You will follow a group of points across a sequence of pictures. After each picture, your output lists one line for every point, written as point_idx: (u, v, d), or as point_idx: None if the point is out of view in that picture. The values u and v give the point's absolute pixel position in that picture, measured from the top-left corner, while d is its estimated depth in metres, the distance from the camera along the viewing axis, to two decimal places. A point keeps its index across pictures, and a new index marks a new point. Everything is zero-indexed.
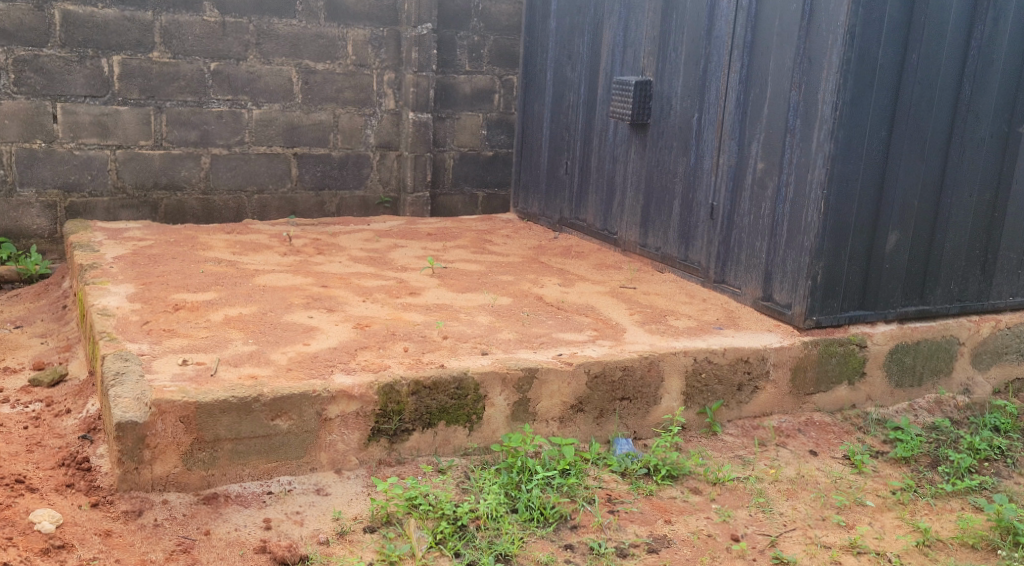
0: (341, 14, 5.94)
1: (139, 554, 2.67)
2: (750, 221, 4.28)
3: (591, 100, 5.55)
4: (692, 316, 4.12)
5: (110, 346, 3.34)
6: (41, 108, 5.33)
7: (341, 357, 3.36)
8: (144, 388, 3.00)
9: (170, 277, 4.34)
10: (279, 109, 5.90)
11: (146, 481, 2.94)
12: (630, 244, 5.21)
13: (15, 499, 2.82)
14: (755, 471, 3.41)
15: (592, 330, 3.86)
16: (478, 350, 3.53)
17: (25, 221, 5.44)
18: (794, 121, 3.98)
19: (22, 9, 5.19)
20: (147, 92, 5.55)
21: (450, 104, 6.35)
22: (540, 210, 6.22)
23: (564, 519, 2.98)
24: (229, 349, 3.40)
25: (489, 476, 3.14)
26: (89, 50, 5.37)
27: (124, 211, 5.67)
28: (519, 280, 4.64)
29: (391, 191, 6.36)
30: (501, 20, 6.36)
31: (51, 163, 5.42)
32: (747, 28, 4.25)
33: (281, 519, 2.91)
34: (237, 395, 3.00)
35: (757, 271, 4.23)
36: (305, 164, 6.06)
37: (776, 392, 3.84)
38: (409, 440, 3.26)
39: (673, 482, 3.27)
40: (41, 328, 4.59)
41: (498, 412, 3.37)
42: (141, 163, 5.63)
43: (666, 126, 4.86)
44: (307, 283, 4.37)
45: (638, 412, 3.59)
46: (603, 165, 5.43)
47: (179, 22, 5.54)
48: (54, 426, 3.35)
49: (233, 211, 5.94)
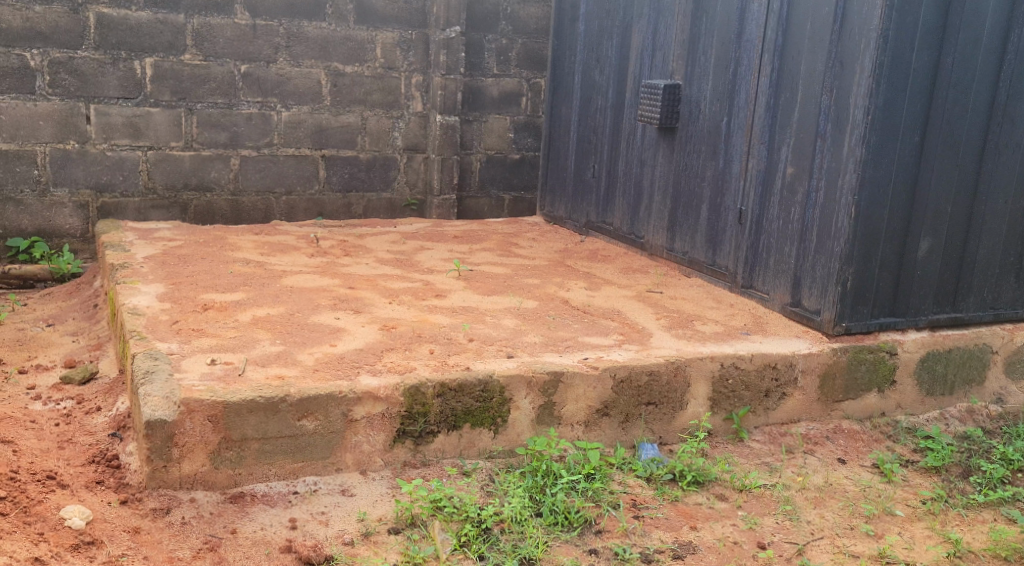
0: (370, 17, 5.97)
1: (166, 552, 2.70)
2: (779, 226, 4.25)
3: (619, 103, 5.54)
4: (719, 321, 4.09)
5: (140, 345, 3.38)
6: (75, 109, 5.40)
7: (367, 359, 3.38)
8: (173, 387, 3.02)
9: (200, 277, 4.38)
10: (308, 111, 5.94)
11: (174, 479, 2.97)
12: (657, 249, 5.19)
13: (46, 495, 2.84)
14: (782, 478, 3.38)
15: (619, 334, 3.84)
16: (503, 353, 3.53)
17: (57, 220, 5.50)
18: (825, 125, 3.95)
19: (58, 12, 5.26)
20: (178, 94, 5.61)
21: (478, 107, 6.37)
22: (567, 214, 6.21)
23: (588, 523, 2.97)
24: (257, 349, 3.42)
25: (514, 479, 3.14)
26: (122, 53, 5.43)
27: (154, 212, 5.72)
28: (545, 283, 4.64)
29: (418, 193, 6.38)
30: (530, 23, 6.37)
31: (84, 163, 5.49)
32: (777, 31, 4.22)
33: (307, 519, 2.92)
34: (265, 395, 3.02)
35: (786, 277, 4.20)
36: (333, 166, 6.10)
37: (804, 398, 3.81)
38: (434, 442, 3.27)
39: (698, 489, 3.25)
40: (72, 326, 4.65)
41: (523, 415, 3.36)
42: (172, 164, 5.69)
43: (695, 130, 4.84)
44: (334, 284, 4.40)
45: (664, 417, 3.57)
46: (630, 168, 5.42)
47: (210, 25, 5.60)
48: (85, 424, 3.39)
49: (262, 212, 5.98)
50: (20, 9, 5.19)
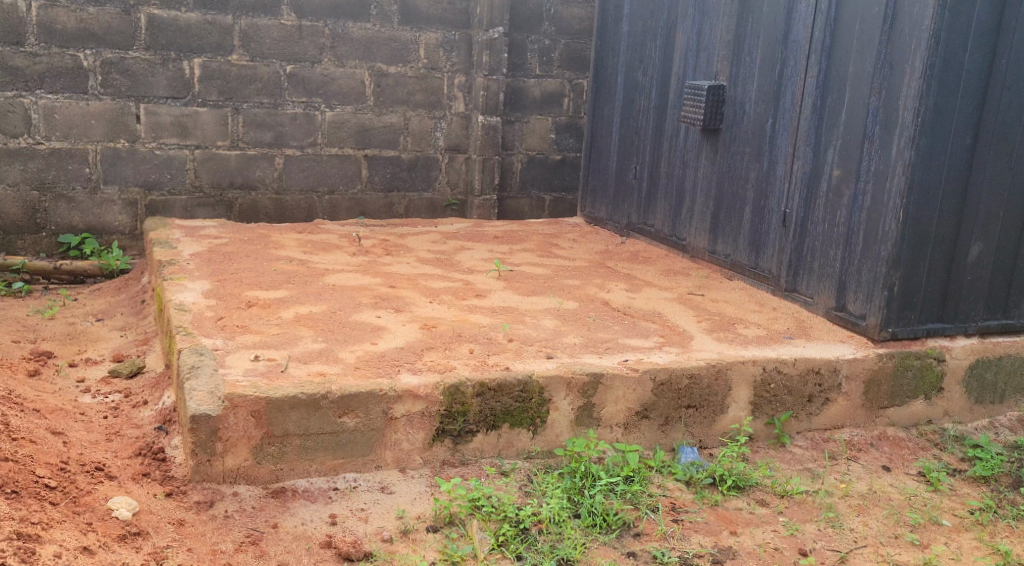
0: (414, 18, 6.01)
1: (209, 544, 2.73)
2: (824, 229, 4.20)
3: (662, 103, 5.51)
4: (761, 325, 4.06)
5: (186, 341, 3.43)
6: (126, 108, 5.50)
7: (408, 357, 3.40)
8: (217, 382, 3.07)
9: (244, 274, 4.44)
10: (352, 111, 5.99)
11: (218, 473, 3.01)
12: (699, 251, 5.16)
13: (95, 486, 2.89)
14: (825, 485, 3.34)
15: (659, 336, 3.82)
16: (543, 354, 3.54)
17: (107, 217, 5.61)
18: (873, 127, 3.89)
19: (110, 13, 5.36)
20: (225, 94, 5.69)
21: (520, 108, 6.38)
22: (608, 215, 6.20)
23: (627, 526, 2.97)
24: (300, 346, 3.46)
25: (553, 480, 3.14)
26: (171, 53, 5.53)
27: (201, 210, 5.81)
28: (585, 284, 4.64)
29: (459, 193, 6.40)
30: (573, 23, 6.36)
31: (134, 162, 5.59)
32: (825, 32, 4.17)
33: (347, 515, 2.95)
34: (307, 392, 3.05)
35: (831, 280, 4.15)
36: (376, 165, 6.14)
37: (848, 404, 3.76)
38: (473, 441, 3.28)
39: (739, 493, 3.22)
40: (121, 321, 4.74)
41: (562, 416, 3.36)
42: (218, 163, 5.77)
43: (739, 132, 4.80)
44: (375, 283, 4.43)
45: (704, 421, 3.55)
46: (673, 170, 5.39)
47: (257, 25, 5.67)
48: (132, 417, 3.45)
49: (305, 211, 6.05)
50: (75, 10, 5.30)
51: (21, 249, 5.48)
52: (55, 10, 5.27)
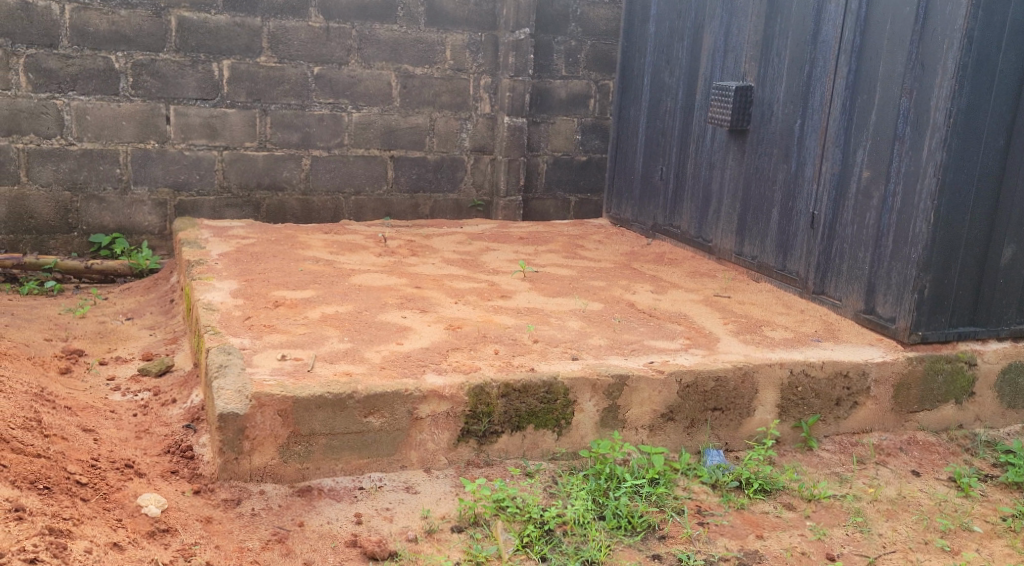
0: (441, 19, 6.03)
1: (236, 542, 2.75)
2: (853, 231, 4.16)
3: (689, 104, 5.48)
4: (788, 327, 4.03)
5: (214, 340, 3.46)
6: (156, 110, 5.56)
7: (433, 358, 3.41)
8: (245, 381, 3.09)
9: (271, 274, 4.48)
10: (378, 112, 6.02)
11: (245, 471, 3.03)
12: (726, 253, 5.13)
13: (125, 483, 2.92)
14: (853, 489, 3.31)
15: (685, 338, 3.81)
16: (567, 355, 3.53)
17: (137, 218, 5.67)
18: (904, 128, 3.85)
19: (141, 15, 5.42)
20: (254, 95, 5.73)
21: (546, 109, 6.38)
22: (633, 216, 6.18)
23: (652, 528, 2.96)
24: (326, 346, 3.48)
25: (577, 481, 3.13)
26: (201, 55, 5.58)
27: (229, 210, 5.86)
28: (611, 286, 4.63)
29: (484, 194, 6.41)
30: (600, 24, 6.35)
31: (163, 162, 5.64)
32: (855, 32, 4.13)
33: (372, 515, 2.96)
34: (333, 391, 3.07)
35: (860, 283, 4.11)
36: (402, 166, 6.17)
37: (877, 408, 3.72)
38: (498, 442, 3.28)
39: (766, 497, 3.20)
40: (150, 320, 4.79)
41: (587, 417, 3.35)
42: (246, 163, 5.82)
43: (767, 133, 4.76)
44: (401, 283, 4.45)
45: (730, 424, 3.53)
46: (699, 171, 5.36)
47: (285, 27, 5.71)
48: (161, 415, 3.48)
49: (331, 212, 6.08)
50: (107, 13, 5.36)
51: (53, 248, 5.55)
52: (88, 13, 5.33)
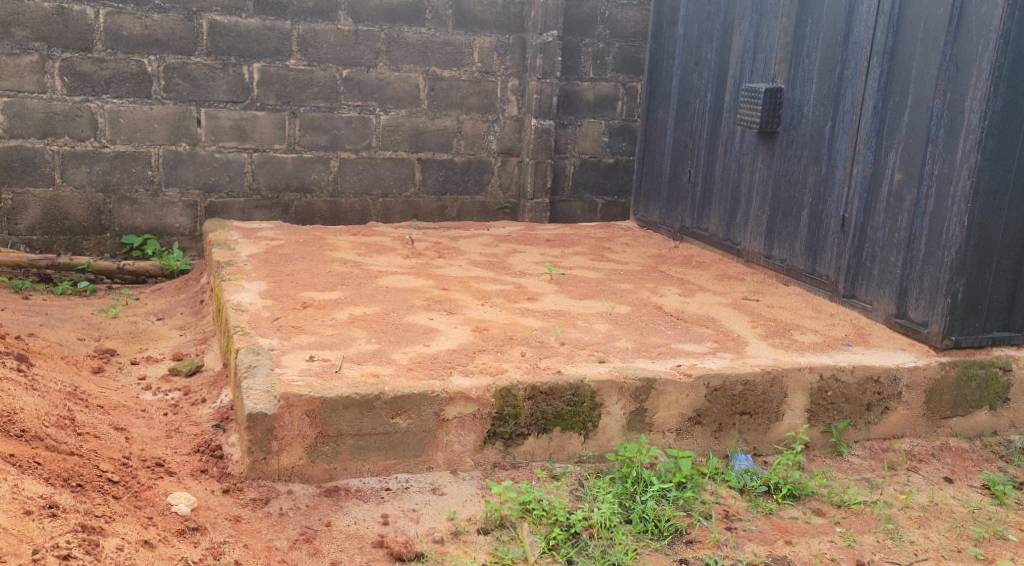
0: (469, 21, 6.04)
1: (265, 541, 2.77)
2: (884, 235, 4.12)
3: (717, 107, 5.46)
4: (818, 331, 3.99)
5: (243, 340, 3.49)
6: (187, 112, 5.62)
7: (459, 359, 3.42)
8: (274, 381, 3.11)
9: (300, 275, 4.51)
10: (405, 114, 6.04)
11: (273, 471, 3.05)
12: (754, 256, 5.09)
13: (155, 481, 2.95)
14: (884, 495, 3.27)
15: (713, 342, 3.79)
16: (594, 357, 3.52)
17: (168, 219, 5.73)
18: (937, 130, 3.81)
19: (174, 19, 5.48)
20: (283, 98, 5.78)
21: (573, 111, 6.37)
22: (661, 219, 6.15)
23: (679, 533, 2.94)
24: (354, 347, 3.50)
25: (604, 485, 3.13)
26: (232, 58, 5.63)
27: (258, 212, 5.91)
28: (638, 289, 4.61)
29: (511, 196, 6.41)
30: (628, 27, 6.34)
31: (194, 165, 5.70)
32: (887, 33, 4.09)
33: (398, 515, 2.97)
34: (360, 392, 3.08)
35: (891, 287, 4.07)
36: (429, 168, 6.18)
37: (908, 413, 3.68)
38: (524, 445, 3.28)
39: (795, 503, 3.17)
40: (180, 320, 4.84)
41: (613, 420, 3.34)
42: (275, 166, 5.86)
43: (797, 135, 4.73)
44: (428, 285, 4.46)
45: (758, 428, 3.50)
46: (728, 173, 5.33)
47: (315, 31, 5.75)
48: (191, 415, 3.51)
49: (359, 214, 6.11)
50: (140, 17, 5.42)
51: (86, 249, 5.62)
52: (121, 17, 5.39)
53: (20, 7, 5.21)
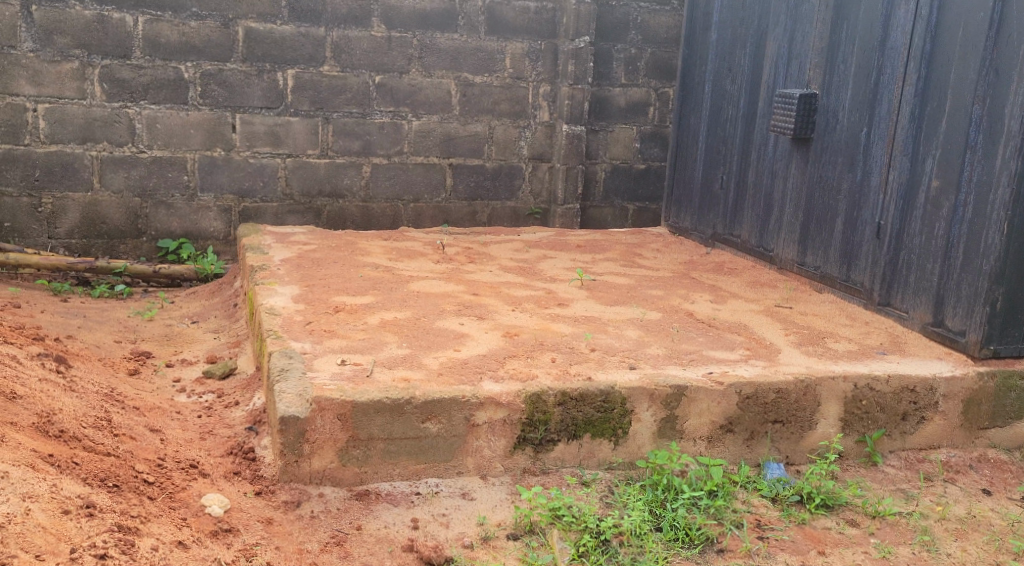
0: (501, 28, 6.06)
1: (297, 543, 2.79)
2: (921, 242, 4.07)
3: (750, 112, 5.42)
4: (852, 339, 3.95)
5: (276, 344, 3.52)
6: (222, 118, 5.68)
7: (490, 364, 3.42)
8: (306, 385, 3.14)
9: (332, 280, 4.54)
10: (437, 120, 6.07)
11: (305, 474, 3.07)
12: (788, 263, 5.05)
13: (189, 482, 2.98)
14: (920, 507, 3.22)
15: (745, 349, 3.76)
16: (625, 364, 3.51)
17: (203, 223, 5.79)
18: (976, 136, 3.77)
19: (211, 27, 5.55)
20: (317, 104, 5.83)
21: (605, 117, 6.36)
22: (693, 225, 6.12)
23: (710, 541, 2.91)
24: (385, 351, 3.51)
25: (634, 492, 3.11)
26: (266, 65, 5.69)
27: (291, 216, 5.95)
28: (669, 295, 4.59)
29: (542, 202, 6.41)
30: (660, 32, 6.33)
31: (229, 170, 5.76)
32: (925, 38, 4.04)
33: (428, 520, 2.98)
34: (391, 396, 3.10)
35: (928, 295, 4.02)
36: (460, 174, 6.20)
37: (945, 423, 3.63)
38: (554, 451, 3.27)
39: (828, 513, 3.13)
40: (214, 323, 4.89)
41: (644, 427, 3.33)
42: (308, 171, 5.91)
43: (832, 140, 4.68)
44: (459, 290, 4.48)
45: (791, 436, 3.47)
46: (761, 180, 5.29)
47: (348, 37, 5.80)
48: (224, 417, 3.55)
49: (390, 219, 6.14)
50: (178, 24, 5.49)
51: (123, 253, 5.69)
52: (159, 25, 5.47)
53: (62, 14, 5.30)
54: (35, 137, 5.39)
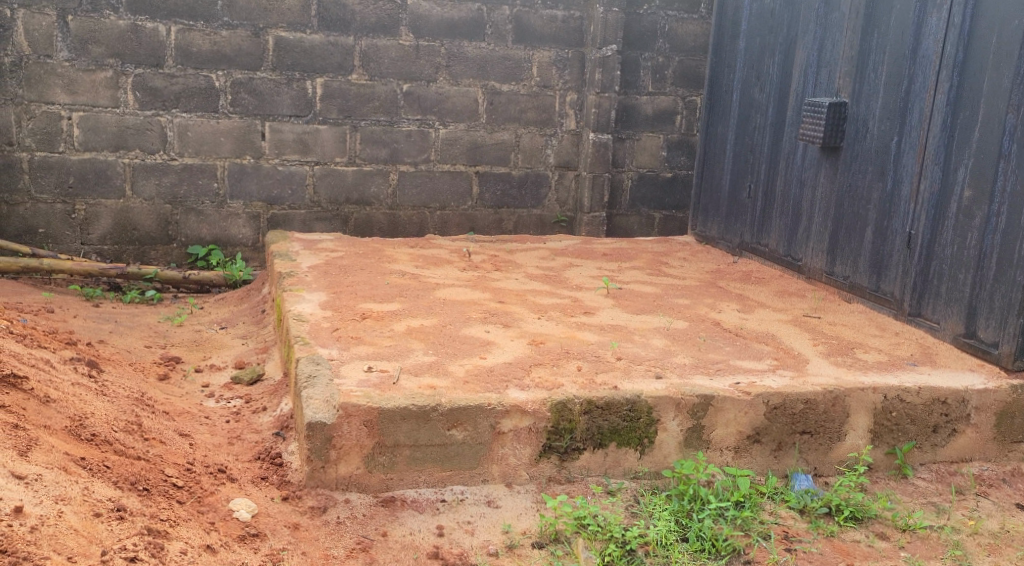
0: (529, 36, 6.07)
1: (323, 549, 2.80)
2: (952, 252, 4.02)
3: (779, 121, 5.39)
4: (882, 350, 3.91)
5: (304, 350, 3.55)
6: (252, 126, 5.74)
7: (516, 372, 3.42)
8: (333, 391, 3.16)
9: (359, 287, 4.56)
10: (464, 128, 6.09)
11: (331, 480, 3.08)
12: (816, 272, 5.01)
13: (217, 487, 3.00)
14: (951, 521, 3.18)
15: (773, 359, 3.73)
16: (651, 373, 3.50)
17: (232, 230, 5.85)
18: (1010, 145, 3.73)
19: (242, 36, 5.61)
20: (345, 112, 5.87)
21: (632, 125, 6.35)
22: (719, 234, 6.10)
23: (737, 553, 2.89)
24: (411, 358, 3.53)
25: (660, 501, 3.10)
26: (296, 73, 5.74)
27: (319, 224, 6.00)
28: (696, 304, 4.57)
29: (568, 210, 6.41)
30: (688, 41, 6.31)
31: (258, 177, 5.81)
32: (958, 47, 4.01)
33: (453, 527, 2.98)
34: (417, 403, 3.11)
35: (960, 306, 3.98)
36: (486, 182, 6.22)
37: (977, 436, 3.58)
38: (580, 459, 3.26)
39: (857, 525, 3.10)
40: (243, 329, 4.93)
41: (670, 436, 3.31)
42: (336, 178, 5.95)
43: (861, 149, 4.65)
44: (485, 298, 4.48)
45: (820, 448, 3.44)
46: (789, 189, 5.26)
47: (377, 46, 5.84)
48: (252, 422, 3.57)
49: (417, 226, 6.17)
50: (209, 34, 5.55)
51: (154, 259, 5.75)
52: (192, 34, 5.53)
53: (96, 24, 5.37)
54: (70, 144, 5.47)
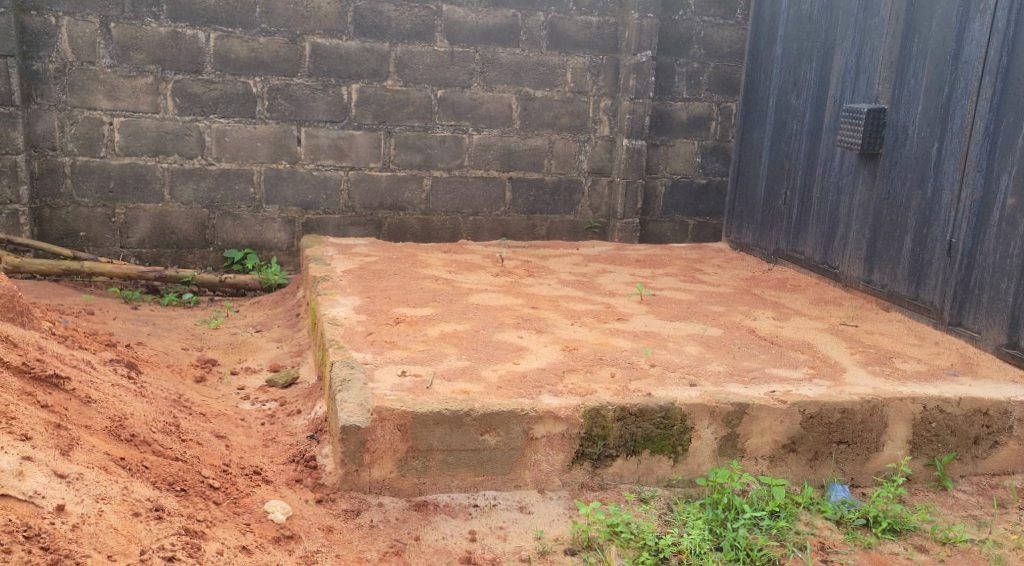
0: (563, 42, 6.07)
1: (356, 552, 2.81)
2: (995, 261, 3.97)
3: (816, 127, 5.34)
4: (921, 359, 3.85)
5: (338, 354, 3.57)
6: (288, 131, 5.79)
7: (549, 378, 3.41)
8: (367, 395, 3.17)
9: (392, 291, 4.58)
10: (498, 134, 6.10)
11: (365, 483, 3.09)
12: (853, 280, 4.96)
13: (253, 489, 3.03)
14: (993, 534, 3.11)
15: (809, 367, 3.69)
16: (685, 380, 3.47)
17: (267, 234, 5.91)
18: None
19: (279, 42, 5.66)
20: (380, 118, 5.90)
21: (666, 131, 6.32)
22: (754, 241, 6.05)
23: (772, 563, 2.86)
24: (444, 363, 3.53)
25: (694, 510, 3.07)
26: (332, 79, 5.79)
27: (353, 228, 6.03)
28: (730, 311, 4.53)
29: (601, 216, 6.39)
30: (723, 46, 6.27)
31: (293, 182, 5.87)
32: (1001, 52, 3.95)
33: (486, 532, 2.98)
34: (450, 408, 3.11)
35: (1002, 315, 3.92)
36: (519, 188, 6.23)
37: (1020, 449, 3.51)
38: (613, 466, 3.24)
39: (895, 537, 3.05)
40: (277, 333, 4.97)
41: (704, 444, 3.29)
42: (370, 184, 5.99)
43: (900, 156, 4.59)
44: (518, 303, 4.48)
45: (857, 458, 3.39)
46: (826, 196, 5.21)
47: (411, 52, 5.87)
48: (286, 425, 3.60)
49: (450, 231, 6.19)
50: (248, 40, 5.62)
51: (191, 263, 5.82)
52: (230, 40, 5.60)
53: (138, 31, 5.45)
54: (111, 149, 5.56)
